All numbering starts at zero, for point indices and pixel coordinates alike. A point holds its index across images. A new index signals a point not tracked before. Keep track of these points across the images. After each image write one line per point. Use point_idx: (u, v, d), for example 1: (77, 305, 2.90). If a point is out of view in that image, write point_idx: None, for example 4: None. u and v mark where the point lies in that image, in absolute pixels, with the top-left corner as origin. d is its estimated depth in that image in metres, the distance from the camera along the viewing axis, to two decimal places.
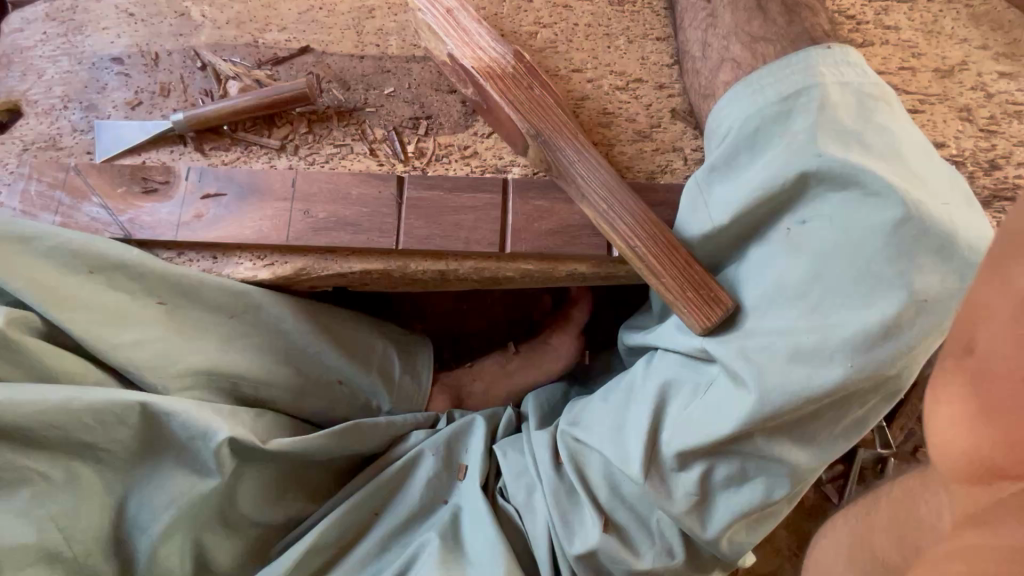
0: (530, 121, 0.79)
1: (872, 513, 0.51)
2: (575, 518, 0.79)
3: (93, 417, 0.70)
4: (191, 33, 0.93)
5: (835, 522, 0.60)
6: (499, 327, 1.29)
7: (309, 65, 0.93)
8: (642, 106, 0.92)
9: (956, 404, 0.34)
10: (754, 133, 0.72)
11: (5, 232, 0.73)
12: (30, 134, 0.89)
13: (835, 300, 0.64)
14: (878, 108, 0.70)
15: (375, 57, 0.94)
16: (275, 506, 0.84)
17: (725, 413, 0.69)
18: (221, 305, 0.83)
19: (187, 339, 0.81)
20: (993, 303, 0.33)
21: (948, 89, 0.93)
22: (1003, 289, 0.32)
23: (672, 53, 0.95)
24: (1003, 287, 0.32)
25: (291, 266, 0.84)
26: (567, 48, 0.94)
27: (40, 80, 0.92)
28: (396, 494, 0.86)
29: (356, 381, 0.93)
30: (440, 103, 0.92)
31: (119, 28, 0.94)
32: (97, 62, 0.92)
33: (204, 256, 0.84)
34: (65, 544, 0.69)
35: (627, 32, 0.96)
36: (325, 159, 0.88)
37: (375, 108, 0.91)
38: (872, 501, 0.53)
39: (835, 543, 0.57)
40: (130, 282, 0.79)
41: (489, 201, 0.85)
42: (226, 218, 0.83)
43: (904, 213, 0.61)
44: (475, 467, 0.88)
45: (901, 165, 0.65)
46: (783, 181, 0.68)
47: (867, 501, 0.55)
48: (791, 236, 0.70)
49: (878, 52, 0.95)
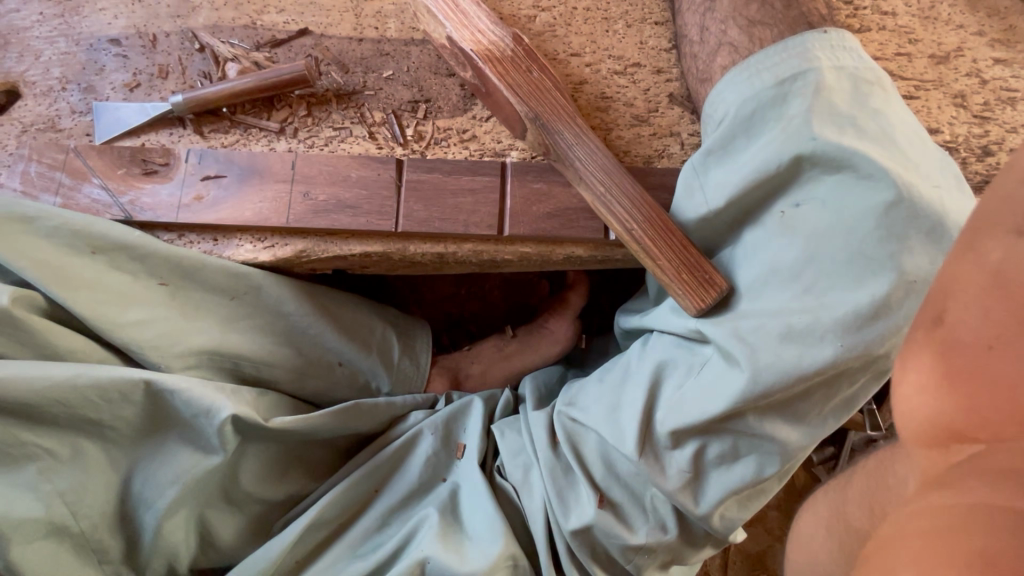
0: (529, 104, 0.79)
1: (851, 484, 0.54)
2: (571, 495, 0.81)
3: (98, 394, 0.71)
4: (189, 14, 0.93)
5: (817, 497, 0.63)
6: (497, 311, 1.30)
7: (307, 47, 0.92)
8: (640, 91, 0.92)
9: (925, 372, 0.36)
10: (750, 117, 0.73)
11: (7, 213, 0.74)
12: (29, 115, 0.89)
13: (827, 281, 0.65)
14: (874, 92, 0.70)
15: (374, 40, 0.93)
16: (277, 483, 0.86)
17: (719, 392, 0.70)
18: (223, 287, 0.84)
19: (189, 319, 0.82)
20: (966, 277, 0.34)
21: (944, 75, 0.94)
22: (976, 263, 0.33)
23: (671, 38, 0.95)
24: (977, 261, 0.33)
25: (291, 248, 0.85)
26: (566, 32, 0.94)
27: (38, 62, 0.92)
28: (396, 472, 0.88)
29: (355, 362, 0.94)
30: (439, 87, 0.92)
31: (117, 9, 0.93)
32: (94, 43, 0.92)
33: (205, 238, 0.85)
34: (73, 518, 0.70)
35: (625, 16, 0.96)
36: (324, 141, 0.88)
37: (374, 91, 0.91)
38: (852, 474, 0.55)
39: (816, 515, 0.59)
40: (132, 263, 0.80)
41: (488, 184, 0.86)
42: (227, 200, 0.84)
43: (895, 196, 0.63)
44: (474, 445, 0.90)
45: (894, 149, 0.66)
46: (778, 165, 0.69)
47: (848, 474, 0.57)
48: (785, 218, 0.71)
49: (875, 38, 0.96)
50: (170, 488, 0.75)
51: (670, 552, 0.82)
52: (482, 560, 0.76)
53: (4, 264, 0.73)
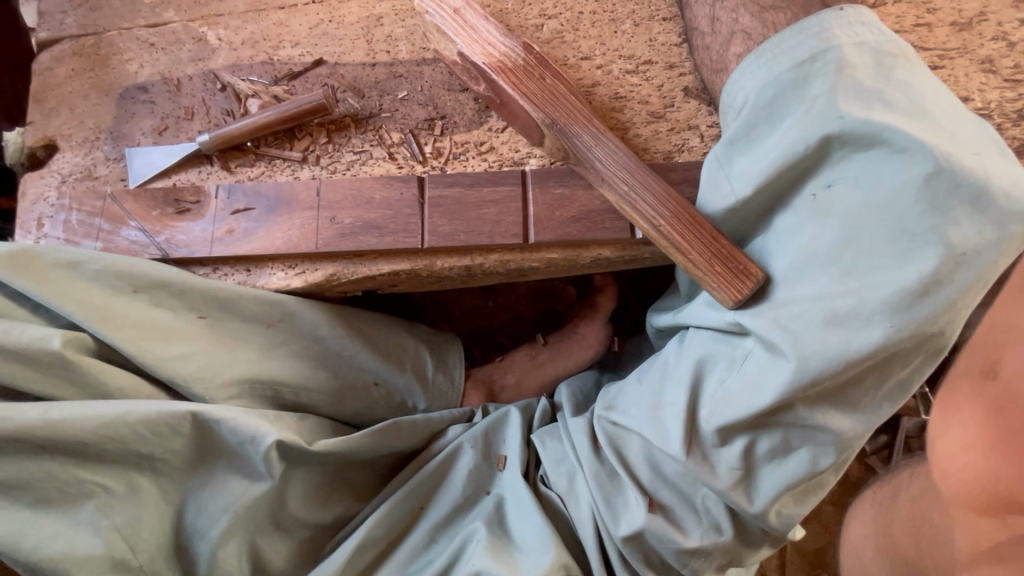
0: (545, 110, 0.80)
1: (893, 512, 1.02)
2: (619, 500, 0.80)
3: (149, 428, 0.73)
4: (210, 57, 0.96)
5: (892, 497, 1.04)
6: (525, 321, 1.30)
7: (323, 77, 0.95)
8: (654, 87, 0.92)
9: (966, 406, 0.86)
10: (772, 103, 0.72)
11: (54, 261, 0.77)
12: (67, 166, 0.93)
13: (869, 262, 0.64)
14: (898, 64, 0.68)
15: (387, 63, 0.95)
16: (323, 506, 0.86)
17: (766, 383, 0.68)
18: (259, 316, 0.86)
19: (229, 350, 0.83)
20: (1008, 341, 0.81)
21: (968, 41, 0.91)
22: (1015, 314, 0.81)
23: (681, 32, 0.94)
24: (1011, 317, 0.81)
25: (321, 273, 0.87)
26: (574, 37, 0.95)
27: (72, 115, 0.95)
28: (440, 487, 0.88)
29: (391, 381, 0.95)
30: (454, 102, 0.93)
31: (142, 58, 0.97)
32: (124, 92, 0.95)
33: (239, 269, 0.87)
34: (131, 552, 0.73)
35: (632, 16, 0.95)
36: (346, 166, 0.90)
37: (390, 112, 0.93)
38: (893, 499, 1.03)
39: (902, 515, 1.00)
40: (172, 299, 0.82)
41: (508, 193, 0.86)
42: (257, 231, 0.86)
43: (934, 167, 0.60)
44: (515, 457, 0.89)
45: (927, 119, 0.64)
46: (805, 148, 0.68)
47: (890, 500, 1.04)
48: (817, 201, 0.69)
49: (892, 11, 0.93)
50: (222, 517, 0.77)
51: (727, 554, 0.79)
52: (535, 570, 0.75)
53: (55, 310, 0.76)
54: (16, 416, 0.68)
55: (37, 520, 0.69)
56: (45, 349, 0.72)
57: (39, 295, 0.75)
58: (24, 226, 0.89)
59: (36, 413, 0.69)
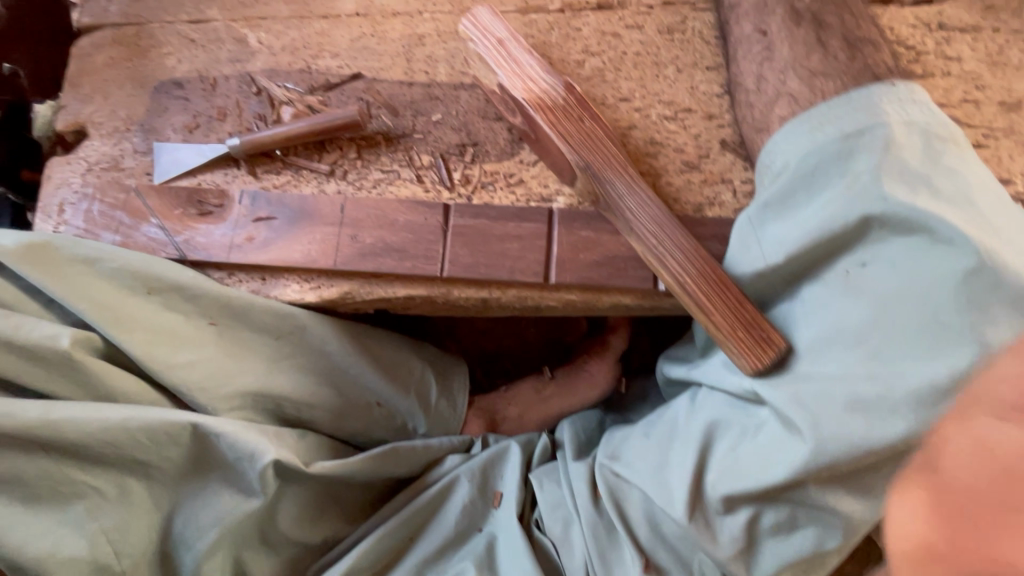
0: (580, 153, 0.79)
1: None
2: (613, 556, 0.78)
3: (148, 436, 0.72)
4: (248, 59, 0.96)
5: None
6: (533, 348, 1.29)
7: (359, 91, 0.94)
8: (690, 137, 0.90)
9: None
10: (813, 173, 0.70)
11: (71, 256, 0.76)
12: (94, 155, 0.92)
13: (898, 349, 0.62)
14: (947, 149, 0.66)
15: (424, 84, 0.94)
16: (314, 525, 0.85)
17: (776, 459, 0.67)
18: (269, 328, 0.85)
19: (237, 359, 0.83)
20: None
21: (1014, 122, 0.89)
22: None
23: (723, 83, 0.92)
24: None
25: (336, 289, 0.85)
26: (615, 77, 0.94)
27: (104, 103, 0.95)
28: (432, 519, 0.87)
29: (393, 403, 0.93)
30: (487, 130, 0.92)
31: (181, 53, 0.96)
32: (159, 86, 0.95)
33: (253, 277, 0.86)
34: (115, 557, 0.72)
35: (676, 61, 0.94)
36: (372, 184, 0.89)
37: (423, 134, 0.91)
38: None
39: None
40: (185, 304, 0.81)
41: (534, 230, 0.84)
42: (277, 241, 0.85)
43: (976, 263, 0.59)
44: (511, 496, 0.88)
45: (972, 210, 0.62)
46: (843, 224, 0.66)
47: None
48: (850, 278, 0.68)
49: (940, 84, 0.92)
50: (209, 530, 0.75)
51: None
52: None
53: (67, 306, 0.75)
54: (15, 414, 0.67)
55: (23, 517, 0.68)
56: (53, 347, 0.71)
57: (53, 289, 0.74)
58: (44, 211, 0.89)
59: (36, 412, 0.68)
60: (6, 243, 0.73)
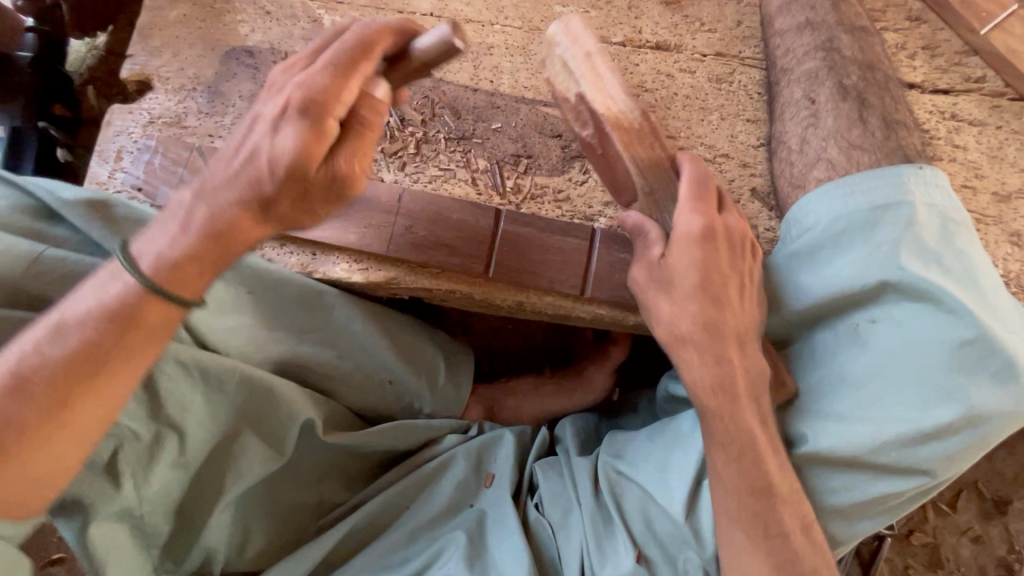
0: (647, 179, 0.84)
1: None
2: (608, 544, 0.85)
3: (202, 372, 0.79)
4: (321, 39, 0.99)
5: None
6: (538, 350, 1.35)
7: (426, 89, 0.98)
8: (725, 180, 0.98)
9: None
10: (841, 234, 0.78)
11: (126, 215, 0.81)
12: (157, 109, 0.94)
13: (894, 399, 0.71)
14: (959, 232, 0.76)
15: (488, 92, 0.99)
16: (312, 486, 0.91)
17: None
18: (302, 300, 0.89)
19: (272, 328, 0.88)
20: None
21: (1003, 213, 1.00)
22: None
23: (761, 136, 1.00)
24: None
25: (382, 274, 0.90)
26: (664, 115, 1.01)
27: (172, 59, 0.97)
28: (427, 492, 0.92)
29: (404, 383, 0.97)
30: (542, 145, 0.97)
31: (254, 23, 0.99)
32: (229, 51, 0.97)
33: (306, 251, 0.90)
34: (138, 501, 0.77)
35: (721, 109, 1.01)
36: (429, 179, 0.94)
37: (481, 139, 0.97)
38: None
39: None
40: (226, 272, 0.85)
41: (576, 246, 0.90)
42: (335, 220, 0.88)
43: (973, 335, 0.69)
44: (505, 476, 0.94)
45: (974, 290, 0.72)
46: (863, 285, 0.75)
47: None
48: (860, 331, 0.76)
49: (945, 168, 1.02)
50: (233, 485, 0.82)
51: None
52: None
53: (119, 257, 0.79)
54: None
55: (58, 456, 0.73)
56: None
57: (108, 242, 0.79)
58: (103, 155, 0.91)
59: None
60: (70, 197, 0.79)
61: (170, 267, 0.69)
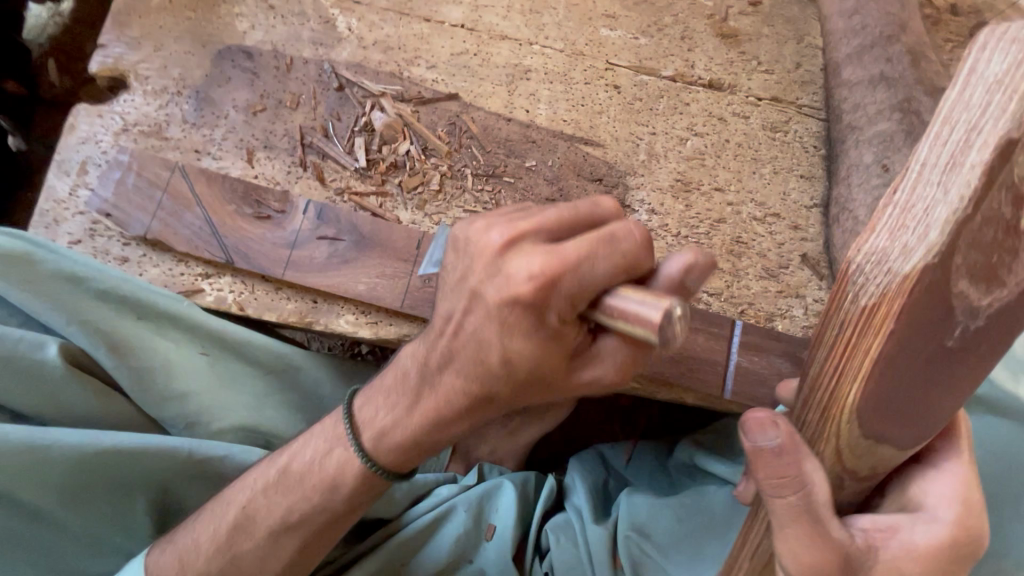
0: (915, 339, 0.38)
1: None
2: None
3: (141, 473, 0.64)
4: (333, 45, 0.86)
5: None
6: None
7: (452, 113, 0.86)
8: (774, 243, 0.87)
9: None
10: None
11: (57, 271, 0.68)
12: (133, 114, 0.81)
13: None
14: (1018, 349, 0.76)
15: (522, 123, 0.87)
16: None
17: None
18: (263, 363, 0.78)
19: (232, 390, 0.74)
20: None
21: None
22: None
23: (816, 196, 0.90)
24: None
25: (394, 331, 0.76)
26: (714, 163, 0.90)
27: (155, 55, 0.84)
28: (418, 555, 0.76)
29: None
30: (580, 190, 0.85)
31: (255, 19, 0.86)
32: (224, 50, 0.84)
33: (304, 298, 0.76)
34: None
35: (774, 161, 0.91)
36: (450, 222, 0.81)
37: (513, 178, 0.84)
38: None
39: None
40: (177, 333, 0.72)
41: None
42: (341, 266, 0.75)
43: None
44: (507, 537, 0.77)
45: None
46: None
47: None
48: None
49: None
50: None
51: None
52: None
53: (52, 323, 0.67)
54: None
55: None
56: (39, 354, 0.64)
57: (32, 306, 0.67)
58: (63, 166, 0.79)
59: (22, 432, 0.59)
60: None
61: (398, 439, 0.56)
